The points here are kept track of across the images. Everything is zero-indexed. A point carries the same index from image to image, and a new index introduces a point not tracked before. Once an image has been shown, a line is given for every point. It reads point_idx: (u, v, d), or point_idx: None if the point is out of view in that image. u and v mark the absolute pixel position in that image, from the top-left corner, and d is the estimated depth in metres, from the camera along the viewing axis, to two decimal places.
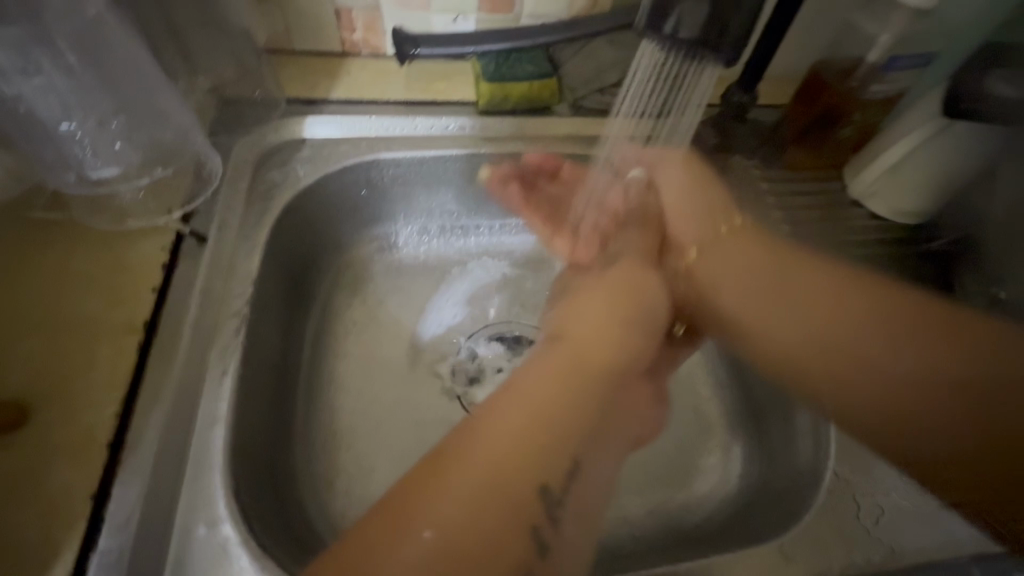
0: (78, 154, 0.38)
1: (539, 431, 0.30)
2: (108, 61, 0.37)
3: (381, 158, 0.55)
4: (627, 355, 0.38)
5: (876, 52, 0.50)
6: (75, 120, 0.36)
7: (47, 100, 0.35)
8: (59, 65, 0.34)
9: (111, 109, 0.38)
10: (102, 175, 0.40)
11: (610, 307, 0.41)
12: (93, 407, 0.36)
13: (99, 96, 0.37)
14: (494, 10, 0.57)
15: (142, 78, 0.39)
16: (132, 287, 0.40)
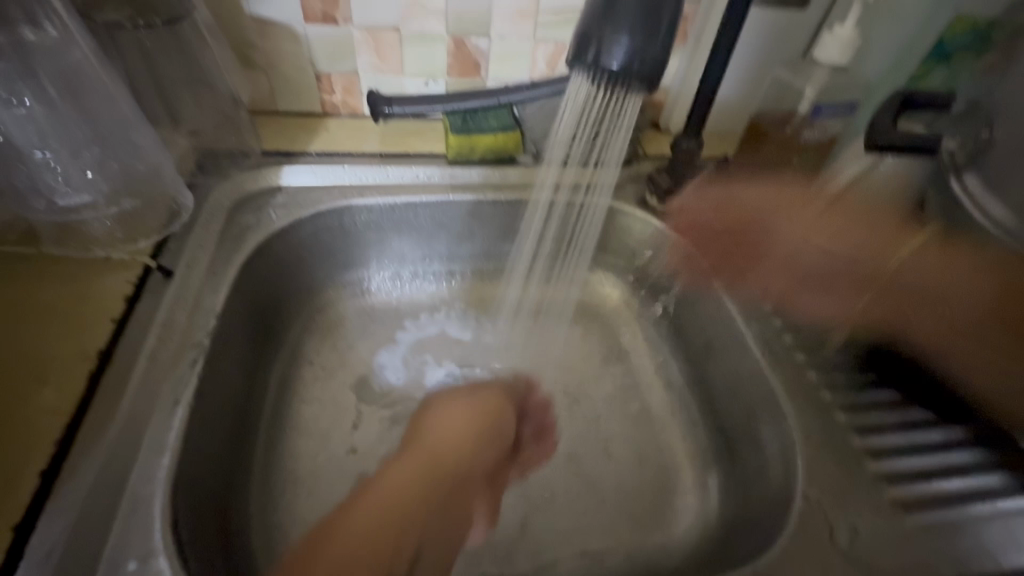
0: (50, 181, 0.40)
1: (404, 517, 0.34)
2: (85, 97, 0.39)
3: (353, 204, 0.57)
4: (468, 463, 0.40)
5: (804, 103, 0.56)
6: (49, 148, 0.38)
7: (25, 130, 0.37)
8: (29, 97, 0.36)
9: (86, 142, 0.40)
10: (72, 203, 0.41)
11: (458, 424, 0.42)
12: (34, 436, 0.34)
13: (74, 128, 0.39)
14: (462, 74, 0.63)
15: (114, 115, 0.40)
16: (90, 319, 0.40)
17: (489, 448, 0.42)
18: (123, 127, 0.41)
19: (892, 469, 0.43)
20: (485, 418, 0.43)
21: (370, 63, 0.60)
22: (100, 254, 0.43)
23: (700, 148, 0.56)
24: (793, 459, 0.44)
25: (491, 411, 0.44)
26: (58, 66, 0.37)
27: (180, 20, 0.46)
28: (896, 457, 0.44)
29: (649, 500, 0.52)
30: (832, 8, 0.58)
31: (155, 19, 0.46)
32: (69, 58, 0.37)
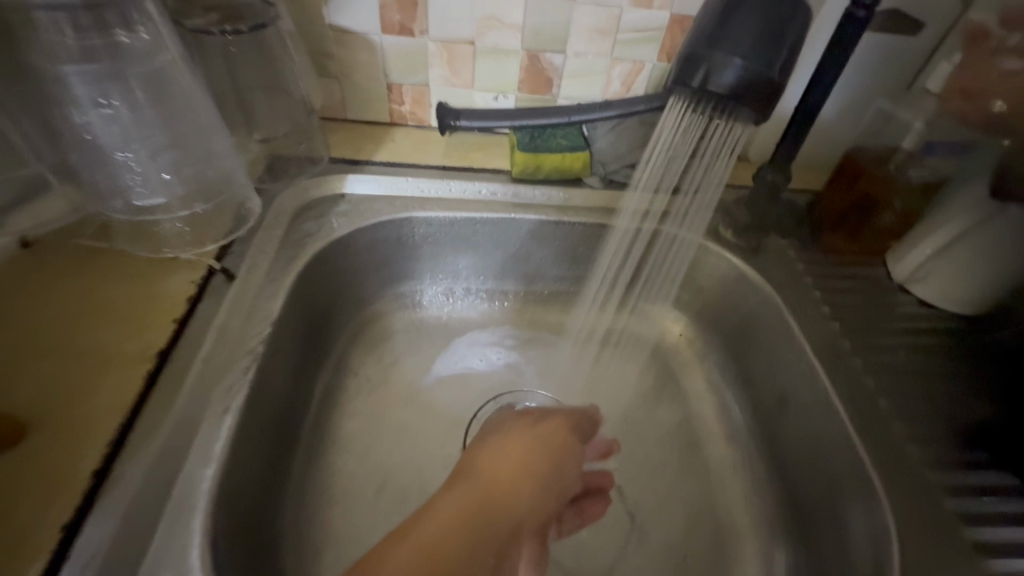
0: (129, 182, 0.41)
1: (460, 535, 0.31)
2: (169, 99, 0.39)
3: (414, 217, 0.56)
4: (529, 496, 0.36)
5: (910, 137, 0.51)
6: (131, 150, 0.39)
7: (110, 130, 0.38)
8: (115, 96, 0.37)
9: (165, 144, 0.40)
10: (150, 203, 0.42)
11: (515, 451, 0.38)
12: (86, 434, 0.34)
13: (157, 131, 0.39)
14: (533, 91, 0.61)
15: (194, 118, 0.41)
16: (153, 318, 0.40)
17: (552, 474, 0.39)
18: (202, 134, 0.41)
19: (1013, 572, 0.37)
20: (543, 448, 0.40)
21: (441, 76, 0.60)
22: (167, 254, 0.44)
23: (787, 182, 0.52)
24: (888, 547, 0.38)
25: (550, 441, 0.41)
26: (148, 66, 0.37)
27: (263, 26, 0.46)
28: (1014, 556, 0.37)
29: (703, 562, 0.47)
30: (947, 37, 0.53)
31: (242, 24, 0.45)
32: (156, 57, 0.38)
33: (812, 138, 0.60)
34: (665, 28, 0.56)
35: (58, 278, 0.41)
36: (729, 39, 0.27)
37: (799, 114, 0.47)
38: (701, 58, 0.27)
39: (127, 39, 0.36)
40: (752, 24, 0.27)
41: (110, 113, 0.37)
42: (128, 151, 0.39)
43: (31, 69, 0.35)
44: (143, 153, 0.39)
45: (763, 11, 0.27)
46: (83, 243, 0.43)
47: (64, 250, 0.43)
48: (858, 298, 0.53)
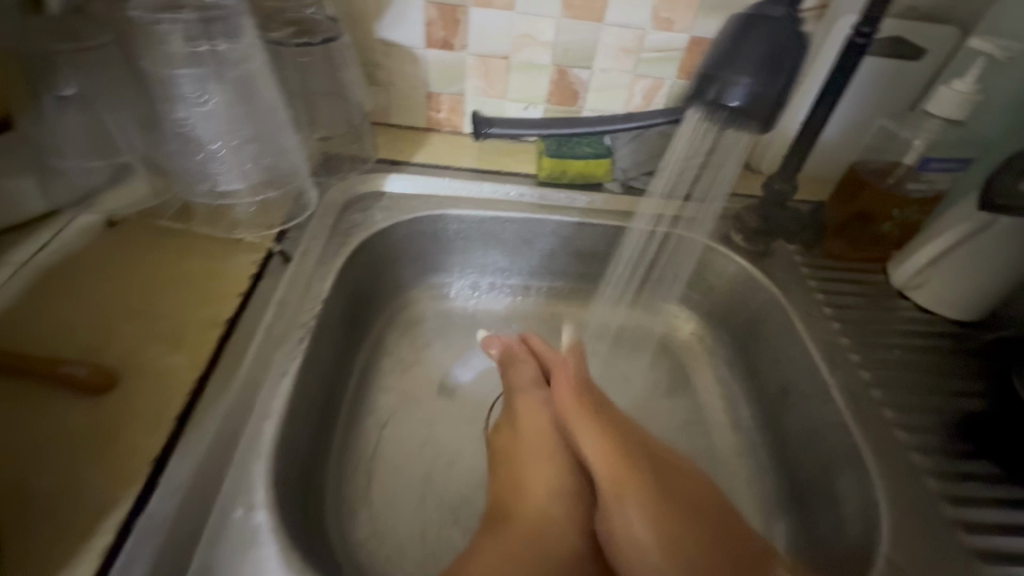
0: (215, 170, 0.46)
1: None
2: (253, 98, 0.45)
3: (447, 214, 0.61)
4: (566, 523, 0.42)
5: (910, 155, 0.55)
6: (221, 141, 0.45)
7: (204, 124, 0.43)
8: (210, 92, 0.43)
9: (248, 137, 0.47)
10: (229, 188, 0.48)
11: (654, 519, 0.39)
12: (167, 384, 0.39)
13: (242, 125, 0.46)
14: (561, 102, 0.66)
15: (274, 116, 0.47)
16: (222, 290, 0.46)
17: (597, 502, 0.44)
18: (275, 129, 0.47)
19: (987, 546, 0.40)
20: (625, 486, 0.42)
21: (477, 87, 0.65)
22: (235, 237, 0.49)
23: (793, 192, 0.56)
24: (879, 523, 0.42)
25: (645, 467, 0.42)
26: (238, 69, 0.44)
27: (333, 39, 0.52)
28: (995, 535, 0.41)
29: None
30: (947, 62, 0.57)
31: (316, 36, 0.52)
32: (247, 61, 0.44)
33: (820, 153, 0.64)
34: (685, 49, 0.61)
35: (141, 253, 0.47)
36: (741, 60, 0.32)
37: (806, 128, 0.52)
38: (712, 78, 0.32)
39: (225, 44, 0.43)
40: (761, 49, 0.32)
41: (206, 109, 0.43)
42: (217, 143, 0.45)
43: (151, 70, 0.41)
44: (230, 144, 0.46)
45: (769, 39, 0.32)
46: (162, 224, 0.49)
47: (145, 230, 0.49)
48: (859, 301, 0.57)
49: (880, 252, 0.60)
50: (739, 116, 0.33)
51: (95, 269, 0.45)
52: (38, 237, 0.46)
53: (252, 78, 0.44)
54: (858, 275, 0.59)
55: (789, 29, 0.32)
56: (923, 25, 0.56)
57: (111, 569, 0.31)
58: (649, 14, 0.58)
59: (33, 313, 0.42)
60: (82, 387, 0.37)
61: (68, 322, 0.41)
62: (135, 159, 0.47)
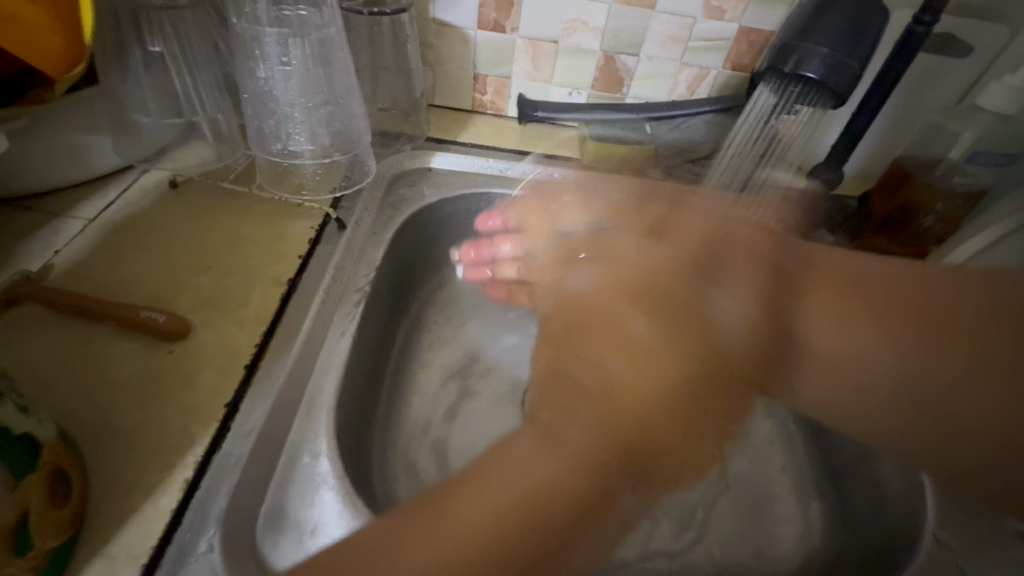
0: (290, 130, 0.49)
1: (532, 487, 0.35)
2: (329, 63, 0.47)
3: (493, 193, 0.62)
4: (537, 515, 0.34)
5: (958, 148, 0.55)
6: (300, 102, 0.48)
7: (285, 85, 0.47)
8: (291, 55, 0.46)
9: (323, 100, 0.48)
10: (297, 149, 0.50)
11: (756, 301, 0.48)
12: (237, 336, 0.41)
13: (320, 87, 0.48)
14: (606, 89, 0.67)
15: (346, 83, 0.49)
16: (283, 252, 0.47)
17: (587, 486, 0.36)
18: (347, 94, 0.49)
19: None
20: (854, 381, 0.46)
21: (524, 70, 0.66)
22: (294, 200, 0.51)
23: (837, 180, 0.57)
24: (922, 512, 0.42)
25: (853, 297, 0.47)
26: (316, 36, 0.46)
27: (402, 11, 0.54)
28: None
29: (749, 518, 0.50)
30: (997, 60, 0.57)
31: (382, 8, 0.53)
32: (324, 32, 0.46)
33: (860, 149, 0.65)
34: (733, 39, 0.61)
35: (205, 213, 0.49)
36: (820, 33, 0.33)
37: (857, 117, 0.52)
38: (793, 48, 0.33)
39: (306, 11, 0.45)
40: (839, 23, 0.33)
41: (287, 70, 0.46)
42: (293, 104, 0.48)
43: (241, 33, 0.45)
44: (308, 105, 0.48)
45: (850, 14, 0.33)
46: (225, 186, 0.51)
47: (208, 191, 0.50)
48: None
49: (921, 250, 0.59)
50: (816, 87, 0.34)
51: (161, 225, 0.47)
52: (108, 195, 0.48)
53: (326, 44, 0.46)
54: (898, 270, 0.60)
55: (866, 8, 0.33)
56: (973, 21, 0.56)
57: (193, 499, 0.32)
58: (700, 2, 0.59)
59: (107, 262, 0.43)
60: (159, 331, 0.39)
61: (140, 272, 0.43)
62: (204, 119, 0.51)
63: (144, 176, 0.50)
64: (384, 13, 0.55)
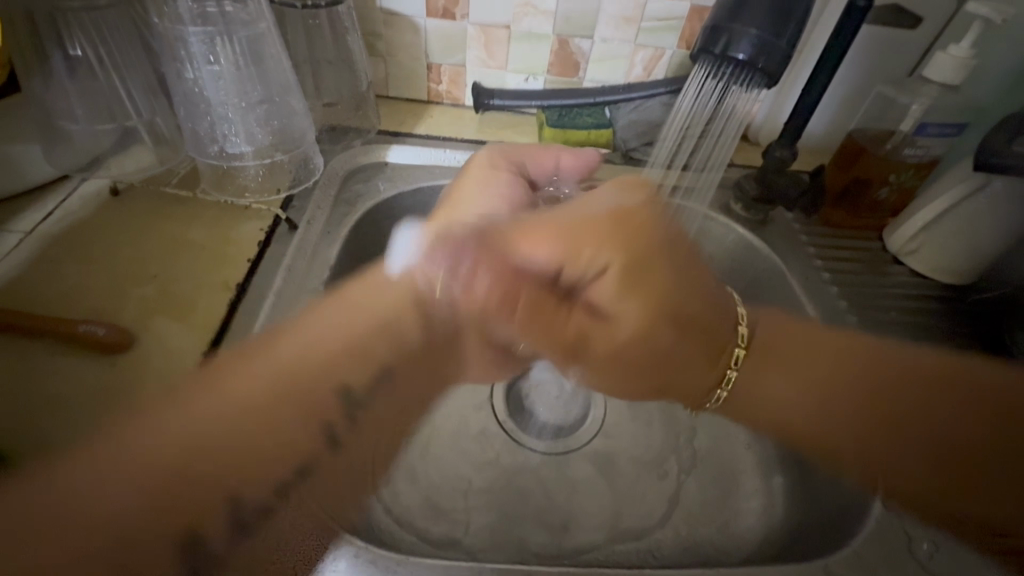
0: (225, 132, 0.48)
1: (158, 464, 0.30)
2: (264, 59, 0.46)
3: (450, 184, 0.61)
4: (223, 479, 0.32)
5: (907, 120, 0.55)
6: (234, 102, 0.47)
7: (215, 85, 0.45)
8: (226, 54, 0.44)
9: (260, 99, 0.48)
10: (235, 151, 0.49)
11: (798, 387, 0.44)
12: (184, 345, 0.40)
13: (255, 85, 0.47)
14: (561, 73, 0.66)
15: (284, 79, 0.48)
16: (232, 257, 0.46)
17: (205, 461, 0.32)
18: (285, 92, 0.48)
19: (992, 518, 0.40)
20: (877, 412, 0.42)
21: (477, 57, 0.65)
22: (241, 202, 0.50)
23: (793, 157, 0.56)
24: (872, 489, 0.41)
25: (882, 396, 0.42)
26: (249, 32, 0.44)
27: (338, 2, 0.52)
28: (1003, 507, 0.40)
29: (712, 495, 0.51)
30: (945, 29, 0.57)
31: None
32: (258, 26, 0.45)
33: (816, 124, 0.66)
34: (685, 17, 0.61)
35: (149, 220, 0.47)
36: (749, 13, 0.33)
37: (807, 93, 0.52)
38: (722, 30, 0.34)
39: (234, 5, 0.44)
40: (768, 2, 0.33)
41: (216, 70, 0.45)
42: (226, 104, 0.47)
43: (164, 33, 0.43)
44: (242, 104, 0.47)
45: None
46: (169, 191, 0.50)
47: (151, 197, 0.49)
48: (855, 269, 0.58)
49: (875, 220, 0.61)
50: (747, 68, 0.34)
51: (103, 235, 0.46)
52: (44, 205, 0.46)
53: (261, 40, 0.45)
54: (854, 243, 0.60)
55: None
56: None
57: None
58: None
59: (46, 276, 0.42)
60: (101, 345, 0.38)
61: (80, 284, 0.42)
62: (140, 124, 0.49)
63: (83, 185, 0.49)
64: (318, 4, 0.53)
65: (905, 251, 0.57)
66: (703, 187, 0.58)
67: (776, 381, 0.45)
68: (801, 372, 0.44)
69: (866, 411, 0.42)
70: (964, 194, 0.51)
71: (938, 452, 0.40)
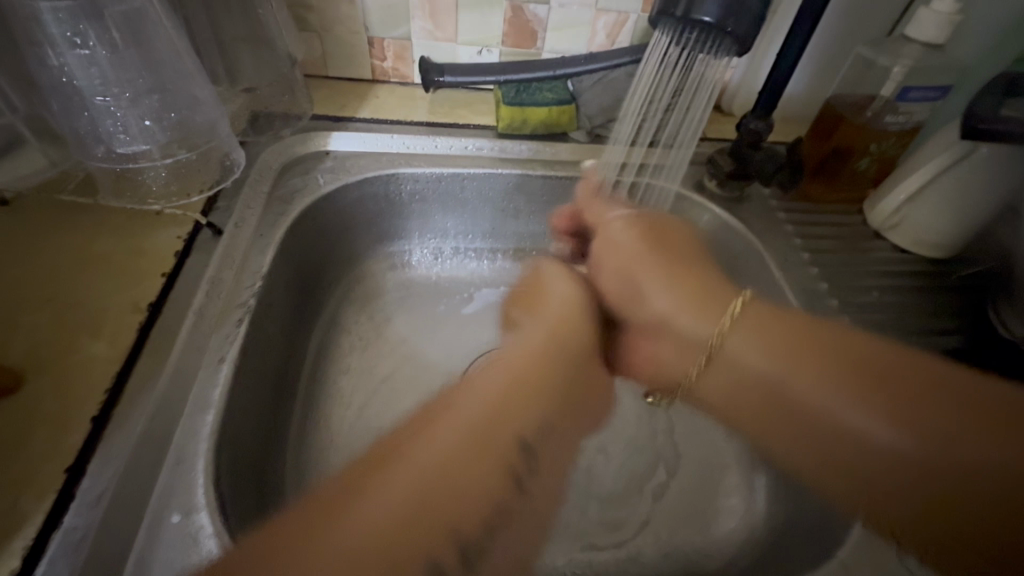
0: (111, 129, 0.41)
1: (379, 525, 0.23)
2: (147, 40, 0.39)
3: (401, 172, 0.55)
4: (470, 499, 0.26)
5: (888, 84, 0.51)
6: (112, 93, 0.39)
7: (87, 72, 0.38)
8: (99, 35, 0.37)
9: (147, 88, 0.40)
10: (130, 151, 0.42)
11: (772, 349, 0.32)
12: (85, 381, 0.35)
13: (139, 71, 0.39)
14: (518, 44, 0.60)
15: (176, 62, 0.41)
16: (143, 272, 0.41)
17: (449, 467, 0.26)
18: (181, 78, 0.41)
19: None
20: (911, 472, 0.27)
21: (423, 28, 0.58)
22: (154, 207, 0.44)
23: (769, 130, 0.52)
24: None
25: (963, 397, 0.27)
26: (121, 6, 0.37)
27: None
28: None
29: (694, 496, 0.48)
30: None
31: None
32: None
33: (793, 90, 0.61)
34: None
35: (45, 234, 0.42)
36: None
37: (782, 58, 0.48)
38: None
39: None
40: None
41: (87, 54, 0.37)
42: (105, 93, 0.39)
43: (11, 4, 0.35)
44: (125, 95, 0.40)
45: None
46: (70, 199, 0.44)
47: (48, 207, 0.43)
48: (835, 246, 0.54)
49: (857, 192, 0.58)
50: (714, 30, 0.31)
51: None
52: None
53: (140, 16, 0.38)
54: (834, 218, 0.57)
55: None
56: None
57: None
58: None
59: None
60: None
61: None
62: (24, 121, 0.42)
63: None
64: None
65: (887, 225, 0.54)
66: (675, 165, 0.53)
67: (746, 348, 0.33)
68: (768, 340, 0.32)
69: (935, 426, 0.26)
70: (950, 163, 0.48)
71: (1008, 508, 0.25)
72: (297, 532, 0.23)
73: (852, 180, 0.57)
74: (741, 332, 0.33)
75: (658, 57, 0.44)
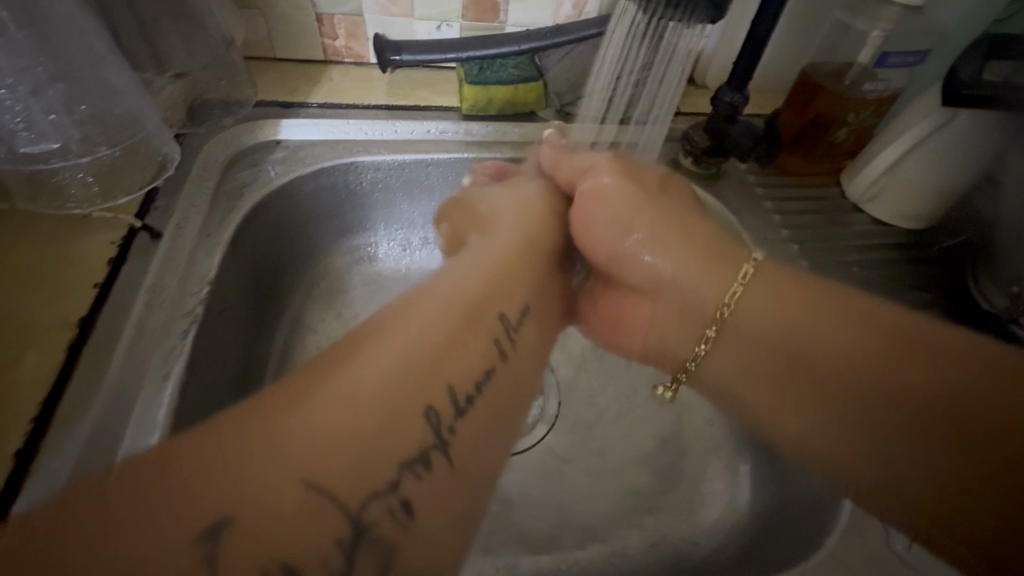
0: (10, 124, 0.36)
1: (295, 435, 0.22)
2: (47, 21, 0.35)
3: (359, 161, 0.51)
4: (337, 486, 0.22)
5: (866, 51, 0.49)
6: (8, 83, 0.35)
7: None
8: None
9: (47, 77, 0.37)
10: (38, 150, 0.38)
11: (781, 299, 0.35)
12: (8, 409, 0.31)
13: (38, 55, 0.36)
14: (479, 18, 0.56)
15: (84, 47, 0.38)
16: (72, 283, 0.37)
17: (312, 444, 0.22)
18: (92, 66, 0.39)
19: None
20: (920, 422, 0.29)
21: (375, 3, 0.54)
22: (78, 212, 0.41)
23: (745, 102, 0.49)
24: None
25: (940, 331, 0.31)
26: None
27: None
28: None
29: (681, 485, 0.47)
30: None
31: None
32: None
33: (769, 60, 0.59)
34: None
35: None
36: None
37: (757, 25, 0.45)
38: None
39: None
40: None
41: None
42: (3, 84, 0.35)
43: None
44: (23, 86, 0.36)
45: None
46: None
47: None
48: (816, 221, 0.53)
49: (834, 164, 0.56)
50: None
51: None
52: None
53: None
54: (813, 192, 0.55)
55: None
56: None
57: None
58: None
59: None
60: None
61: None
62: None
63: None
64: None
65: (868, 197, 0.52)
66: (649, 141, 0.50)
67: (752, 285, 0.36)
68: (776, 302, 0.35)
69: (923, 359, 0.30)
70: (931, 131, 0.46)
71: (927, 416, 0.29)
72: (213, 442, 0.21)
73: (831, 151, 0.55)
74: (756, 294, 0.35)
75: (628, 23, 0.41)
